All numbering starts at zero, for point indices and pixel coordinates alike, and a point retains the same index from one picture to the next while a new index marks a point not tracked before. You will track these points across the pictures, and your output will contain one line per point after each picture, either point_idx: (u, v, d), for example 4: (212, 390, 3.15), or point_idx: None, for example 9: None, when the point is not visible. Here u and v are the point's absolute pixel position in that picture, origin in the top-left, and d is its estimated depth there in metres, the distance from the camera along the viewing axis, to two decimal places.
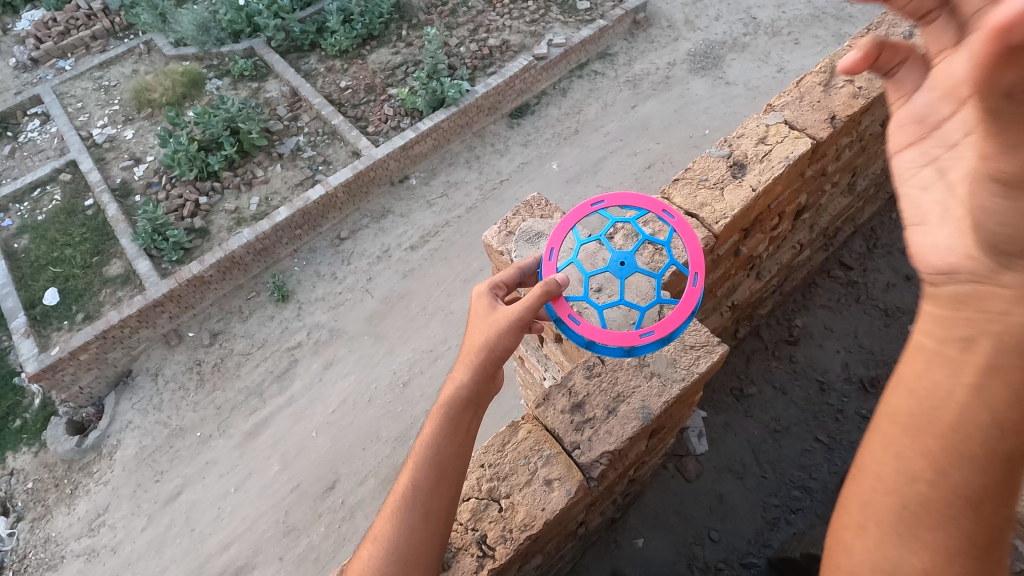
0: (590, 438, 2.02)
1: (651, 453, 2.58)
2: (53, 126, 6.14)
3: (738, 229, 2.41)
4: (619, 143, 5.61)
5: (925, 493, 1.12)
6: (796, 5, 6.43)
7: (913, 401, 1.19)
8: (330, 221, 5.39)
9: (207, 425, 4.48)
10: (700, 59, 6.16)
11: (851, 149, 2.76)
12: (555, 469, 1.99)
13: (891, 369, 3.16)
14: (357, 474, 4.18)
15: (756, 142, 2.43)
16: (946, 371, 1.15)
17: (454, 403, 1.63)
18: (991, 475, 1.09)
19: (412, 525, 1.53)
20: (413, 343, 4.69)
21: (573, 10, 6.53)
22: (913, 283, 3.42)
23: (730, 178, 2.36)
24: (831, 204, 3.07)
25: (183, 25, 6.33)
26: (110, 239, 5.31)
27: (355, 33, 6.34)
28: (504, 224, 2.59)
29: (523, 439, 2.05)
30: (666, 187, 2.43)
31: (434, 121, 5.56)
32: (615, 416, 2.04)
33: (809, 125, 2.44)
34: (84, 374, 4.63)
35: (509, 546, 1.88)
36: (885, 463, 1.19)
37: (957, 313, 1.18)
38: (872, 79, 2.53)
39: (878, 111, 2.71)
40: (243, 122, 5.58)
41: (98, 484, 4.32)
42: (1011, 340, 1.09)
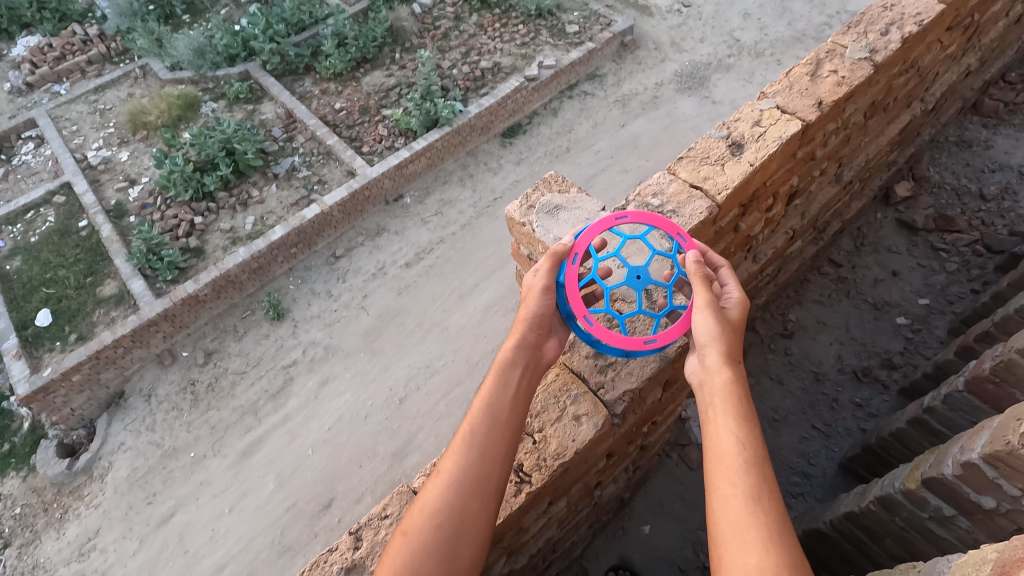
0: (613, 378, 2.07)
1: (664, 414, 2.61)
2: (48, 149, 6.21)
3: (737, 203, 2.50)
4: (610, 161, 5.77)
5: (771, 502, 1.36)
6: (777, 28, 6.71)
7: (713, 444, 1.51)
8: (325, 239, 5.48)
9: (201, 445, 4.48)
10: (686, 79, 6.38)
11: (837, 137, 2.88)
12: (583, 406, 2.01)
13: (882, 359, 3.27)
14: (354, 491, 4.20)
15: (751, 124, 2.56)
16: (719, 418, 1.55)
17: (505, 360, 1.81)
18: (766, 477, 1.41)
19: (472, 461, 1.60)
20: (409, 358, 4.75)
21: (562, 33, 6.76)
22: (900, 278, 3.56)
23: (729, 156, 2.47)
24: (820, 193, 3.19)
25: (180, 50, 6.48)
26: (104, 259, 5.35)
27: (349, 56, 6.52)
28: (525, 198, 2.62)
29: (552, 380, 2.07)
30: (671, 164, 2.52)
31: (428, 140, 5.69)
32: (636, 359, 2.11)
33: (799, 109, 2.57)
34: (75, 396, 4.63)
35: (543, 473, 1.90)
36: (721, 490, 1.40)
37: (718, 383, 1.63)
38: (854, 69, 2.67)
39: (860, 100, 2.84)
40: (238, 143, 5.70)
41: (89, 508, 4.29)
42: (736, 389, 1.60)
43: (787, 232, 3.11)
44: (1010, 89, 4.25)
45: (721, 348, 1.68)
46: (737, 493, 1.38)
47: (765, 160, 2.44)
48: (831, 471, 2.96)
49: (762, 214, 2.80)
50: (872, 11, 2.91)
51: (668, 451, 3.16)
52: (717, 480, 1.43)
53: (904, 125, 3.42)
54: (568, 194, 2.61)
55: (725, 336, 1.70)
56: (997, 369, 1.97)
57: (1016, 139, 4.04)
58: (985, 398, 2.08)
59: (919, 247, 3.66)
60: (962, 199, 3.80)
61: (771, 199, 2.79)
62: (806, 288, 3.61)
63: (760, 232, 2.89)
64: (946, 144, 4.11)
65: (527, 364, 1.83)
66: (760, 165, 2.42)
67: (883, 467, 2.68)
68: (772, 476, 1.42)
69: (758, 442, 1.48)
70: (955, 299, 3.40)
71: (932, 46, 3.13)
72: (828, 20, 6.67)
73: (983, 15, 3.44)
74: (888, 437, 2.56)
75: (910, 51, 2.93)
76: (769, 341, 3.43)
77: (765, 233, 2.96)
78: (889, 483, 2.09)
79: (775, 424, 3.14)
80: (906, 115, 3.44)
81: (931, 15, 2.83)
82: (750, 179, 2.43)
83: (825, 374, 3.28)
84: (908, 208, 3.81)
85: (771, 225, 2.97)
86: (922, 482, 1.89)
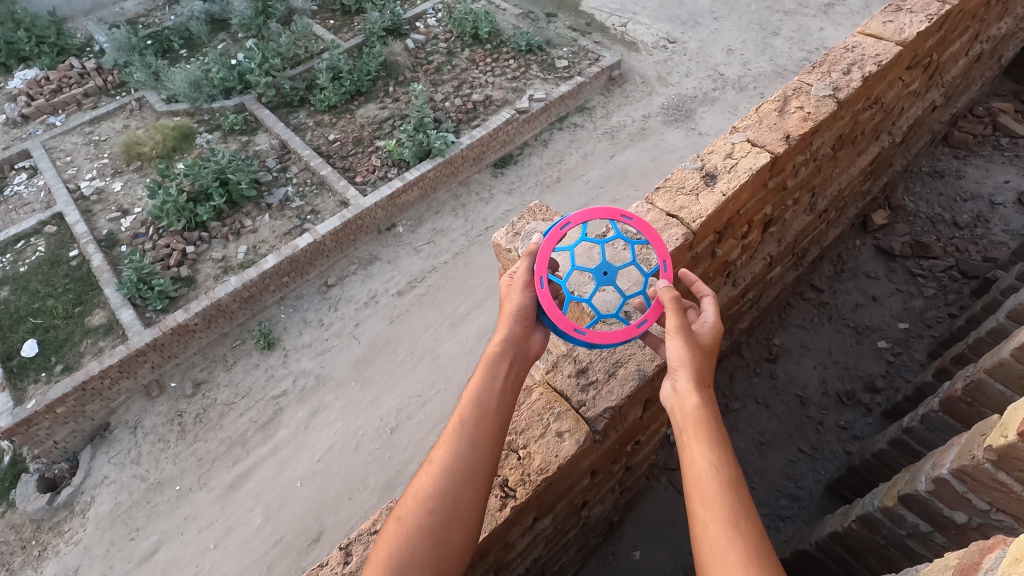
0: (594, 396, 2.10)
1: (648, 435, 2.63)
2: (41, 179, 6.26)
3: (712, 230, 2.59)
4: (600, 190, 5.90)
5: (748, 523, 1.39)
6: (759, 63, 6.98)
7: (689, 469, 1.53)
8: (317, 268, 5.52)
9: (186, 478, 4.41)
10: (673, 112, 6.59)
11: (807, 168, 2.99)
12: (565, 423, 2.04)
13: (865, 382, 3.33)
14: (343, 524, 4.14)
15: (724, 156, 2.66)
16: (693, 441, 1.57)
17: (494, 353, 1.83)
18: (742, 496, 1.44)
19: (462, 450, 1.62)
20: (401, 388, 4.74)
21: (552, 68, 6.98)
22: (880, 302, 3.65)
23: (703, 186, 2.56)
24: (795, 221, 3.30)
25: (176, 83, 6.62)
26: (93, 289, 5.34)
27: (343, 90, 6.67)
28: (511, 226, 2.70)
29: (535, 399, 2.10)
30: (648, 194, 2.60)
31: (420, 171, 5.80)
32: (615, 378, 2.14)
33: (768, 142, 2.68)
34: (59, 428, 4.58)
35: (527, 489, 1.91)
36: (701, 514, 1.43)
37: (689, 407, 1.65)
38: (819, 106, 2.80)
39: (827, 134, 2.97)
40: (233, 173, 5.77)
41: (69, 544, 4.19)
42: (706, 412, 1.63)
43: (765, 258, 3.20)
44: (977, 122, 4.47)
45: (690, 372, 1.71)
46: (717, 519, 1.40)
47: (737, 190, 2.53)
48: (818, 493, 2.98)
49: (738, 241, 2.89)
50: (835, 52, 3.07)
51: (657, 475, 3.18)
52: (696, 506, 1.46)
53: (873, 156, 3.56)
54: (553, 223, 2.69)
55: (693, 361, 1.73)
56: (968, 389, 2.04)
57: (985, 169, 4.22)
58: (959, 417, 2.14)
59: (897, 272, 3.76)
60: (937, 227, 3.94)
61: (746, 226, 2.89)
62: (789, 313, 3.69)
63: (737, 258, 2.98)
64: (919, 174, 4.26)
65: (516, 357, 1.85)
66: (732, 195, 2.51)
67: (868, 489, 2.71)
68: (749, 497, 1.45)
69: (732, 464, 1.50)
70: (933, 323, 3.50)
71: (894, 83, 3.29)
72: (808, 56, 6.96)
73: (943, 53, 3.63)
74: (871, 458, 2.60)
75: (872, 88, 3.07)
76: (754, 364, 3.48)
77: (743, 259, 3.04)
78: (869, 503, 2.12)
79: (762, 447, 3.17)
80: (876, 146, 3.58)
81: (889, 56, 2.98)
82: (723, 208, 2.52)
83: (810, 397, 3.32)
84: (885, 236, 3.93)
85: (748, 251, 3.05)
86: (898, 499, 1.92)
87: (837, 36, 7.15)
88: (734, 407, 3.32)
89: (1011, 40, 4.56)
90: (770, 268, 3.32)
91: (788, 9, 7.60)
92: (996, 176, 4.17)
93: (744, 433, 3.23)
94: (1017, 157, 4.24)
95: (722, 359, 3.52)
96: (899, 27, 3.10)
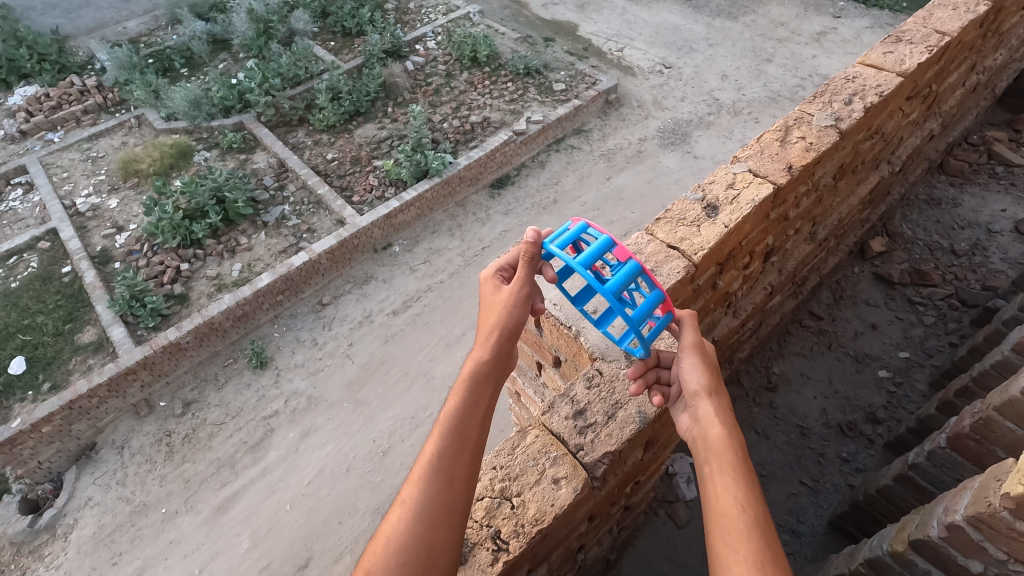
0: (592, 440, 2.03)
1: (647, 473, 2.55)
2: (36, 195, 6.22)
3: (714, 262, 2.55)
4: (596, 212, 5.90)
5: (775, 569, 1.31)
6: (754, 89, 7.06)
7: (714, 502, 1.48)
8: (312, 287, 5.46)
9: (172, 501, 4.29)
10: (669, 135, 6.63)
11: (808, 198, 2.99)
12: (562, 469, 1.97)
13: (866, 413, 3.28)
14: (332, 550, 4.01)
15: (725, 187, 2.65)
16: (718, 474, 1.54)
17: (473, 378, 1.77)
18: (767, 538, 1.38)
19: (439, 489, 1.55)
20: (394, 410, 4.66)
21: (550, 91, 7.04)
22: (879, 331, 3.61)
23: (704, 218, 2.54)
24: (796, 250, 3.28)
25: (176, 101, 6.64)
26: (85, 306, 5.26)
27: (342, 110, 6.70)
28: None
29: (531, 443, 2.05)
30: (649, 225, 2.57)
31: (418, 191, 5.80)
32: (614, 420, 2.06)
33: (770, 173, 2.67)
34: (44, 448, 4.46)
35: (521, 541, 1.83)
36: (727, 552, 1.37)
37: (713, 438, 1.64)
38: (821, 136, 2.80)
39: (829, 164, 2.97)
40: (229, 191, 5.75)
41: (49, 569, 4.05)
42: (730, 444, 1.61)
43: (766, 288, 3.17)
44: (972, 150, 4.50)
45: (711, 400, 1.73)
46: (741, 559, 1.33)
47: (739, 222, 2.51)
48: (820, 529, 2.90)
49: (739, 271, 2.86)
50: (835, 82, 3.08)
51: (656, 508, 3.09)
52: (721, 544, 1.40)
53: (873, 185, 3.57)
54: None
55: (712, 390, 1.77)
56: (977, 426, 1.99)
57: (981, 197, 4.24)
58: (967, 454, 2.09)
59: (896, 300, 3.74)
60: (935, 255, 3.93)
61: (748, 257, 2.86)
62: (788, 341, 3.64)
63: (739, 288, 2.95)
64: (916, 202, 4.27)
65: (495, 384, 1.80)
66: (734, 227, 2.49)
67: (872, 526, 2.64)
68: (776, 539, 1.39)
69: (759, 503, 1.46)
70: (934, 352, 3.47)
71: (894, 113, 3.30)
72: (801, 82, 7.06)
73: (941, 84, 3.67)
74: (875, 493, 2.54)
75: (872, 118, 3.08)
76: (753, 394, 3.43)
77: (744, 289, 3.02)
78: (878, 545, 2.05)
79: (763, 479, 3.10)
80: (875, 176, 3.59)
81: (890, 87, 3.00)
82: (726, 240, 2.49)
83: (811, 428, 3.26)
84: (883, 263, 3.92)
85: (749, 282, 3.03)
86: (909, 544, 1.86)
87: (830, 64, 7.25)
88: None
89: (1004, 71, 4.62)
90: (770, 297, 3.29)
91: (782, 37, 7.72)
92: (992, 205, 4.18)
93: None
94: (1012, 186, 4.27)
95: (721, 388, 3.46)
96: (899, 58, 3.13)
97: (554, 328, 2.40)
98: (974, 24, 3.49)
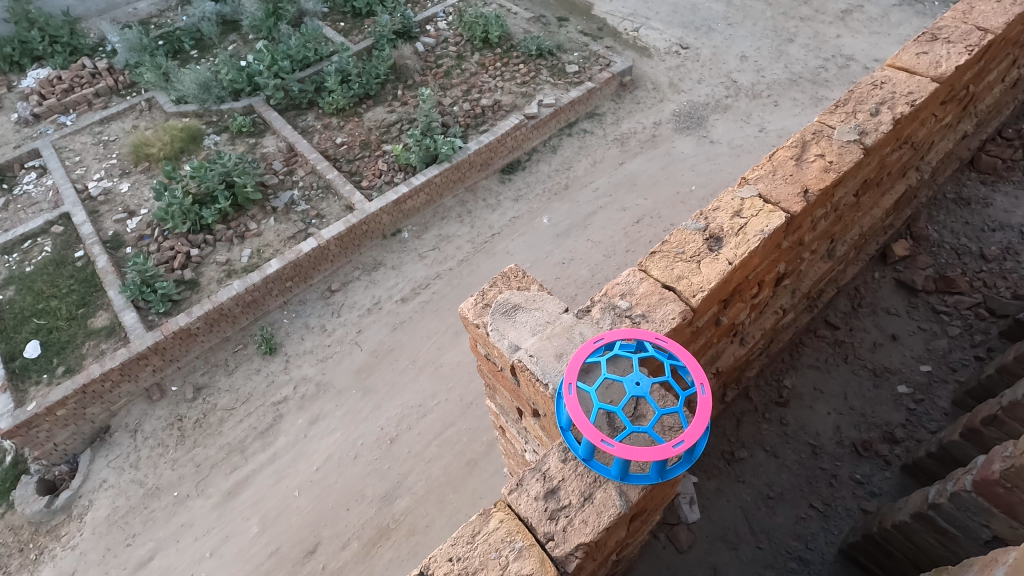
0: (564, 528, 1.82)
1: (631, 537, 2.36)
2: (49, 179, 6.17)
3: (716, 301, 2.41)
4: (608, 199, 5.71)
5: None
6: (774, 71, 6.76)
7: None
8: (321, 273, 5.38)
9: (184, 485, 4.28)
10: (685, 119, 6.39)
11: (826, 220, 2.83)
12: (527, 564, 1.77)
13: (883, 432, 3.13)
14: (340, 536, 3.97)
15: (731, 215, 2.48)
16: None
17: None
18: None
19: None
20: (402, 397, 4.58)
21: (563, 73, 6.81)
22: (900, 342, 3.44)
23: (705, 251, 2.37)
24: (811, 270, 3.13)
25: (186, 84, 6.53)
26: (97, 291, 5.24)
27: (352, 93, 6.54)
28: (481, 295, 2.36)
29: (494, 530, 1.84)
30: (642, 260, 2.39)
31: (427, 176, 5.66)
32: (591, 504, 1.85)
33: (782, 199, 2.50)
34: (59, 431, 4.45)
35: None
36: None
37: None
38: (843, 153, 2.62)
39: (850, 182, 2.79)
40: (239, 176, 5.64)
41: (65, 549, 4.07)
42: None
43: (777, 311, 3.04)
44: (1006, 145, 4.23)
45: None
46: None
47: (745, 257, 2.35)
48: (830, 556, 2.79)
49: (747, 303, 2.72)
50: (861, 88, 2.87)
51: (656, 531, 2.97)
52: None
53: (899, 194, 3.38)
54: (528, 291, 2.33)
55: None
56: (1008, 474, 1.88)
57: (1014, 197, 3.99)
58: (995, 501, 1.99)
59: (919, 309, 3.56)
60: (962, 259, 3.73)
61: (757, 286, 2.71)
62: (802, 352, 3.48)
63: (746, 318, 2.83)
64: (944, 201, 4.04)
65: None
66: (739, 262, 2.33)
67: (885, 558, 2.54)
68: None
69: None
70: (958, 366, 3.28)
71: (926, 121, 3.10)
72: (824, 64, 6.74)
73: (979, 84, 3.44)
74: (891, 528, 2.41)
75: (902, 130, 2.88)
76: (763, 410, 3.29)
77: (753, 317, 2.89)
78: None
79: (770, 501, 2.99)
80: (901, 184, 3.39)
81: (923, 94, 2.79)
82: (729, 276, 2.33)
83: (823, 447, 3.12)
84: (906, 268, 3.72)
85: (757, 309, 2.90)
86: None
87: (854, 44, 6.91)
88: (740, 455, 3.15)
89: None
90: (782, 319, 3.16)
91: (805, 16, 7.38)
92: None
93: (750, 485, 3.07)
94: None
95: (729, 404, 3.31)
96: (934, 59, 2.91)
97: (529, 382, 2.10)
98: (1018, 19, 3.24)
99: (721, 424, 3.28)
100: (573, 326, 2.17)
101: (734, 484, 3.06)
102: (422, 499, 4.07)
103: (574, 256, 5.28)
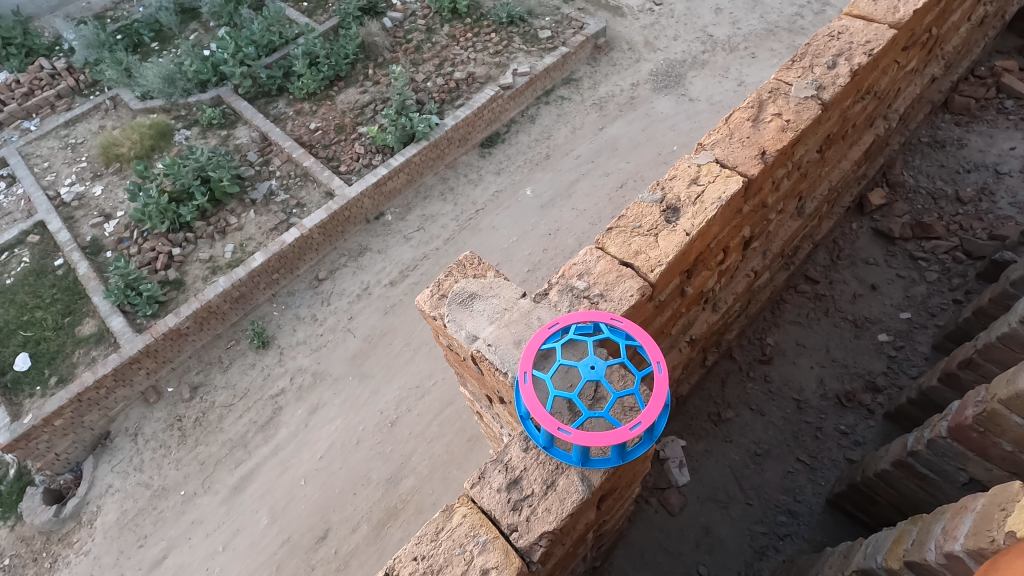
0: (529, 518, 1.84)
1: (609, 513, 2.40)
2: (20, 187, 6.01)
3: (678, 272, 2.40)
4: (590, 165, 5.65)
5: None
6: (749, 21, 6.62)
7: None
8: (307, 263, 5.31)
9: (190, 483, 4.29)
10: (662, 78, 6.28)
11: (790, 178, 2.81)
12: (492, 557, 1.80)
13: (866, 381, 3.18)
14: (349, 521, 4.01)
15: (689, 183, 2.45)
16: None
17: None
18: None
19: None
20: (399, 379, 4.58)
21: (536, 39, 6.63)
22: (879, 291, 3.47)
23: (664, 223, 2.34)
24: (781, 229, 3.13)
25: (149, 79, 6.32)
26: (82, 298, 5.15)
27: (321, 76, 6.37)
28: (437, 286, 2.34)
29: (458, 525, 1.86)
30: (601, 237, 2.37)
31: (405, 156, 5.55)
32: (554, 491, 1.87)
33: (740, 162, 2.48)
34: (59, 441, 4.43)
35: None
36: None
37: None
38: (800, 111, 2.58)
39: (811, 139, 2.76)
40: (213, 170, 5.51)
41: (79, 555, 4.10)
42: None
43: (749, 274, 3.05)
44: (980, 84, 4.21)
45: None
46: None
47: (703, 226, 2.32)
48: (818, 507, 2.86)
49: (713, 270, 2.72)
50: (819, 41, 2.82)
51: (648, 496, 3.03)
52: None
53: (868, 145, 3.37)
54: (484, 278, 2.31)
55: None
56: (981, 418, 1.91)
57: (989, 136, 3.98)
58: (969, 445, 2.03)
59: (896, 257, 3.57)
60: (939, 204, 3.73)
61: (722, 253, 2.71)
62: (782, 309, 3.50)
63: (716, 284, 2.83)
64: (919, 146, 4.03)
65: None
66: (698, 232, 2.30)
67: (870, 504, 2.61)
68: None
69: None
70: (936, 311, 3.32)
71: (888, 69, 3.06)
72: (800, 10, 6.60)
73: (943, 26, 3.39)
74: (873, 477, 2.48)
75: (862, 80, 2.85)
76: (747, 368, 3.33)
77: (723, 282, 2.90)
78: (873, 551, 1.94)
79: (758, 458, 3.05)
80: (868, 135, 3.38)
81: (881, 42, 2.74)
82: (688, 247, 2.32)
83: (807, 401, 3.17)
84: (882, 217, 3.73)
85: (727, 274, 2.90)
86: (904, 562, 1.73)
87: None
88: (726, 416, 3.19)
89: None
90: (756, 280, 3.17)
91: None
92: (1001, 143, 3.93)
93: (738, 444, 3.11)
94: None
95: (713, 365, 3.33)
96: (892, 5, 2.85)
97: (490, 371, 2.09)
98: None
99: (707, 386, 3.32)
100: (531, 311, 2.17)
101: (722, 445, 3.11)
102: (426, 478, 4.11)
103: (560, 226, 5.24)
